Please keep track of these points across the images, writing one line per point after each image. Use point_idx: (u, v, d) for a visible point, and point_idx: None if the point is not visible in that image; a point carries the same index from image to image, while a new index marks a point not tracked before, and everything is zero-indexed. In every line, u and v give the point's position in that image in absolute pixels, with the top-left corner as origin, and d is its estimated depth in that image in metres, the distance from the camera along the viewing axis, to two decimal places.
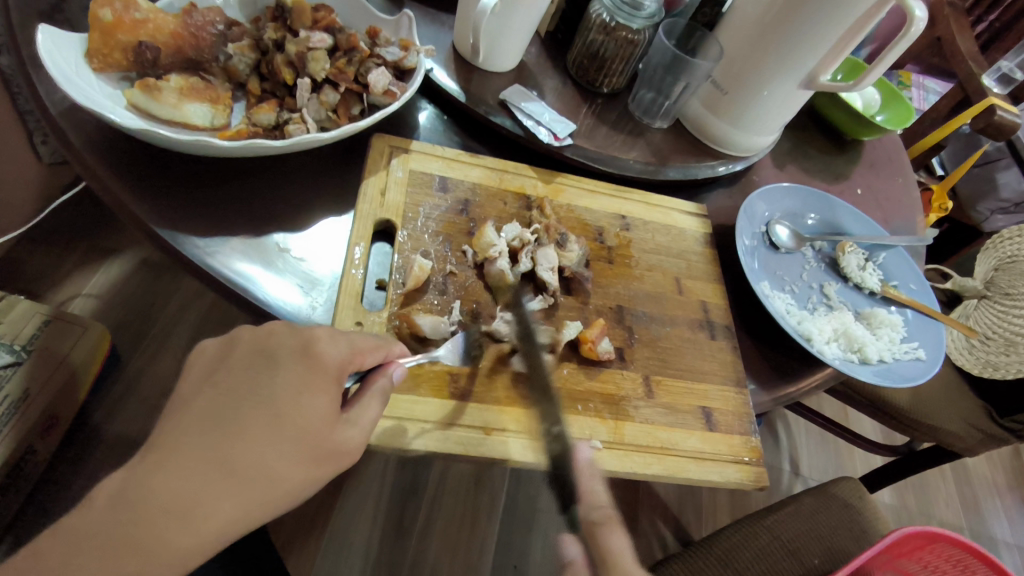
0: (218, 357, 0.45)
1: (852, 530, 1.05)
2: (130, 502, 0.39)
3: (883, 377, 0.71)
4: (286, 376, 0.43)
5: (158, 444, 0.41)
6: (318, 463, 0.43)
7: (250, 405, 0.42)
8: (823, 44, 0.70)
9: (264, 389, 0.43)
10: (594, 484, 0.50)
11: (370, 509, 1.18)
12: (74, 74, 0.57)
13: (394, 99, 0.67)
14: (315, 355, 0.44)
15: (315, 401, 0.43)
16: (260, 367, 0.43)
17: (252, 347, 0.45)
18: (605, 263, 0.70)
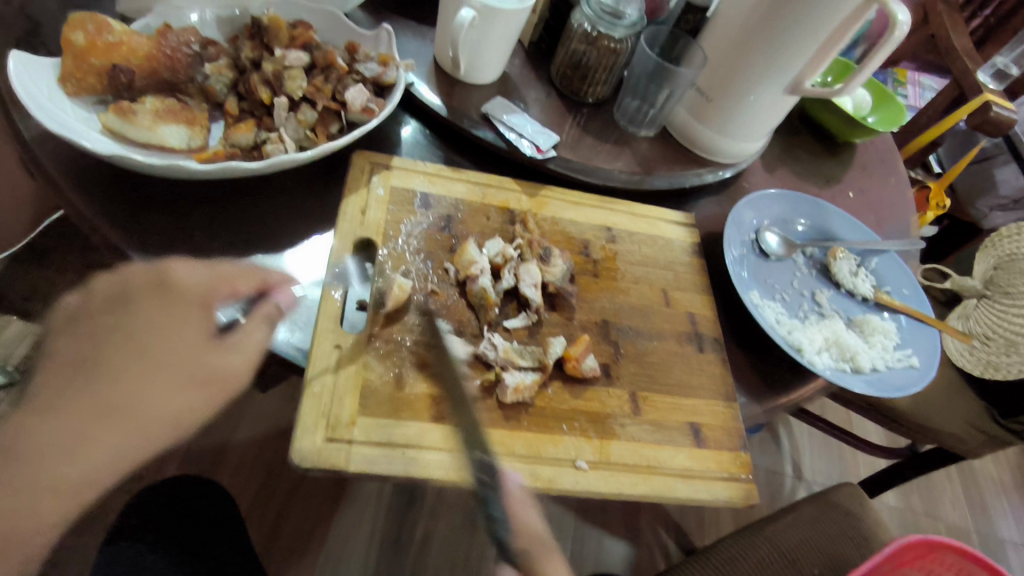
0: (72, 315, 0.48)
1: (853, 538, 1.03)
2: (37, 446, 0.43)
3: (875, 386, 0.70)
4: (146, 311, 0.47)
5: (48, 391, 0.45)
6: (201, 373, 0.47)
7: (110, 340, 0.46)
8: (806, 49, 0.69)
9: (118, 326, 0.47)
10: (525, 510, 0.49)
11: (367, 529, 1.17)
12: (47, 99, 0.56)
13: (373, 116, 0.66)
14: (174, 286, 0.48)
15: (186, 324, 0.48)
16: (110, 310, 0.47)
17: (109, 294, 0.48)
18: (590, 277, 0.69)
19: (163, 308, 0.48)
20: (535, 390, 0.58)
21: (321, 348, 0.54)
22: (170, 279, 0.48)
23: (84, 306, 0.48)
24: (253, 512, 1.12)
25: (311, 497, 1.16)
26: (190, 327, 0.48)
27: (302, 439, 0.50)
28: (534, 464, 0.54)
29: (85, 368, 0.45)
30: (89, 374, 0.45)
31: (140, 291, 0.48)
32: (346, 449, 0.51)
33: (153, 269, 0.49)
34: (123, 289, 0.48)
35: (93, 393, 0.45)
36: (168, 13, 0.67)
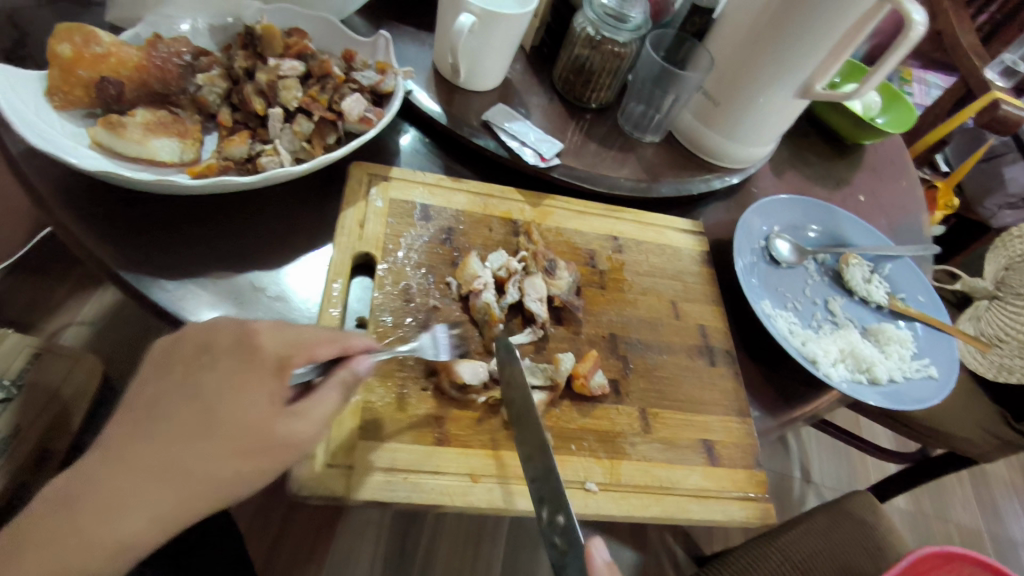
0: (164, 355, 0.44)
1: (868, 548, 1.01)
2: (81, 496, 0.40)
3: (893, 399, 0.68)
4: (222, 372, 0.42)
5: (114, 444, 0.40)
6: (263, 445, 0.41)
7: (184, 404, 0.41)
8: (817, 52, 0.67)
9: (194, 384, 0.42)
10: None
11: (371, 542, 1.15)
12: (33, 114, 0.54)
13: (371, 126, 0.64)
14: (253, 348, 0.42)
15: (256, 391, 0.41)
16: (193, 366, 0.43)
17: (196, 342, 0.44)
18: (597, 288, 0.66)
19: (239, 370, 0.42)
20: (541, 409, 0.55)
21: None
22: (253, 340, 0.43)
23: (172, 356, 0.44)
24: (253, 528, 1.10)
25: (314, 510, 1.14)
26: (261, 397, 0.41)
27: (299, 466, 0.48)
28: None
29: (155, 423, 0.41)
30: (153, 435, 0.40)
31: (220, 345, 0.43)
32: (346, 475, 0.48)
33: (239, 328, 0.44)
34: (206, 345, 0.43)
35: (156, 456, 0.40)
36: (159, 23, 0.65)
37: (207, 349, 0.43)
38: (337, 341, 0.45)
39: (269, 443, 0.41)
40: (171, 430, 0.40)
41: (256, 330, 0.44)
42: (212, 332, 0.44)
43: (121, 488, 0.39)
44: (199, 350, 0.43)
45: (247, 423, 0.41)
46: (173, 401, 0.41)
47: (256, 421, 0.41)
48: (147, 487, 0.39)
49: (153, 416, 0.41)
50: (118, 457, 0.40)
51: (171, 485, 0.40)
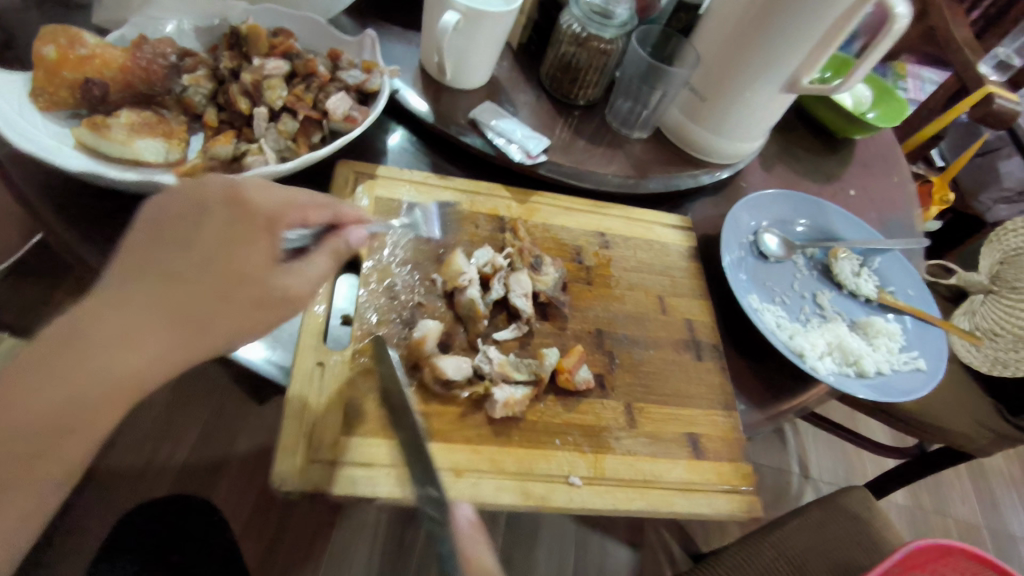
0: (157, 210, 0.44)
1: (862, 543, 1.01)
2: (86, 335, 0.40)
3: (879, 391, 0.68)
4: (217, 224, 0.44)
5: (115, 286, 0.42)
6: (262, 292, 0.44)
7: (181, 252, 0.43)
8: (803, 45, 0.67)
9: (188, 235, 0.43)
10: (475, 544, 0.44)
11: (368, 538, 1.15)
12: (17, 116, 0.55)
13: (356, 125, 0.64)
14: (245, 204, 0.45)
15: (253, 247, 0.44)
16: (185, 216, 0.44)
17: (188, 196, 0.45)
18: (583, 284, 0.67)
19: (233, 224, 0.44)
20: (527, 404, 0.55)
21: (303, 366, 0.53)
22: (244, 196, 0.45)
23: (162, 212, 0.44)
24: (249, 528, 1.10)
25: (310, 509, 1.15)
26: (257, 252, 0.44)
27: (282, 461, 0.48)
28: (526, 481, 0.53)
29: (153, 265, 0.42)
30: (155, 278, 0.42)
31: (211, 199, 0.44)
32: (330, 470, 0.49)
33: (228, 183, 0.45)
34: (196, 198, 0.44)
35: (158, 296, 0.42)
36: (145, 24, 0.66)
37: (202, 203, 0.44)
38: (327, 207, 0.49)
39: (264, 296, 0.44)
40: (170, 275, 0.42)
41: (247, 190, 0.45)
42: (201, 186, 0.45)
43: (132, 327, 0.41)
44: (192, 203, 0.44)
45: (245, 275, 0.43)
46: (168, 250, 0.43)
47: (252, 273, 0.44)
48: (158, 326, 0.41)
49: (152, 263, 0.42)
50: (122, 297, 0.41)
51: (178, 321, 0.42)
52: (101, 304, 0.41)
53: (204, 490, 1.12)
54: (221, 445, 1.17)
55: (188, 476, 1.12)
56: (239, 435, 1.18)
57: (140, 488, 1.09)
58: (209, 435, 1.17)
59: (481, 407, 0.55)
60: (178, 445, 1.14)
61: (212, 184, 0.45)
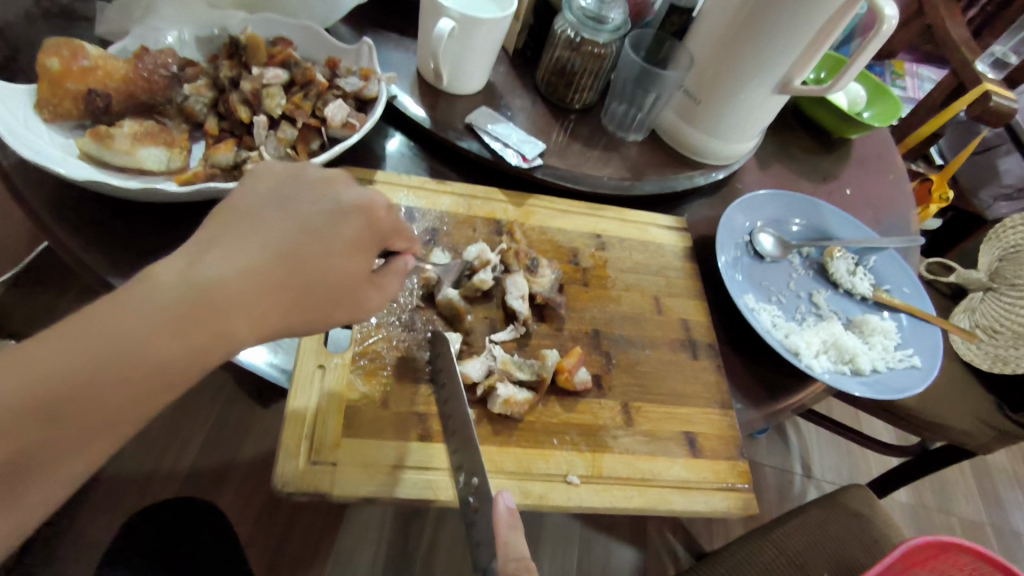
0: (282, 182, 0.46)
1: (863, 540, 1.01)
2: (199, 286, 0.39)
3: (875, 388, 0.68)
4: (345, 223, 0.45)
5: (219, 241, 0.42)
6: (357, 298, 0.47)
7: (303, 235, 0.44)
8: (793, 47, 0.68)
9: (314, 221, 0.44)
10: (516, 536, 0.43)
11: (373, 539, 1.16)
12: (22, 127, 0.56)
13: (354, 131, 0.66)
14: (375, 214, 0.47)
15: (366, 255, 0.46)
16: (313, 203, 0.45)
17: (321, 186, 0.46)
18: (579, 285, 0.68)
19: (361, 227, 0.46)
20: (527, 406, 0.56)
21: (303, 369, 0.54)
22: (374, 212, 0.47)
23: (289, 186, 0.45)
24: (255, 532, 1.12)
25: (316, 511, 1.16)
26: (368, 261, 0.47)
27: (284, 463, 0.49)
28: (525, 481, 0.53)
29: (271, 233, 0.43)
30: (277, 249, 0.42)
31: (345, 202, 0.46)
32: (330, 471, 0.50)
33: (364, 194, 0.47)
34: (330, 190, 0.46)
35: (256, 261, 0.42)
36: (146, 35, 0.66)
37: (334, 197, 0.46)
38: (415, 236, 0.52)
39: (355, 302, 0.47)
40: (274, 246, 0.43)
41: (377, 200, 0.48)
42: (335, 184, 0.47)
43: (248, 289, 0.41)
44: (322, 193, 0.46)
45: (353, 279, 0.46)
46: (290, 228, 0.43)
47: (359, 279, 0.46)
48: (268, 298, 0.42)
49: (272, 233, 0.43)
50: (238, 257, 0.41)
51: (288, 300, 0.43)
52: (215, 260, 0.41)
53: (211, 494, 1.13)
54: (226, 450, 1.18)
55: (194, 481, 1.13)
56: (245, 440, 1.20)
57: (147, 493, 1.10)
58: (215, 441, 1.18)
59: (481, 408, 0.56)
60: (184, 450, 1.16)
61: (343, 185, 0.47)
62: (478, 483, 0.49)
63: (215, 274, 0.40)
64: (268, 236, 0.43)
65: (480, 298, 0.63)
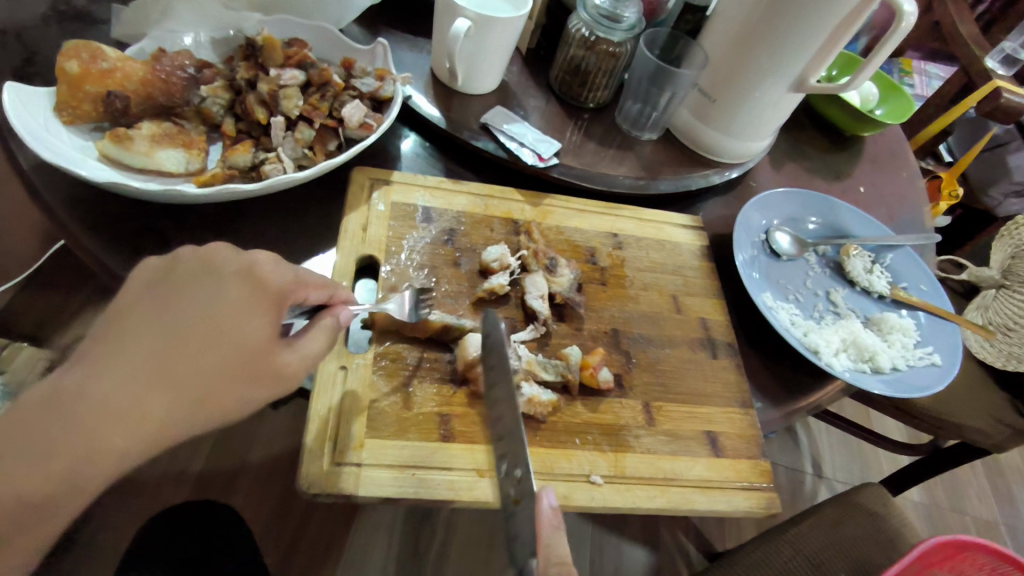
0: (158, 272, 0.43)
1: (879, 540, 1.00)
2: (71, 404, 0.37)
3: (895, 387, 0.68)
4: (227, 291, 0.42)
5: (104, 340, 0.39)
6: (264, 366, 0.43)
7: (184, 320, 0.40)
8: (810, 44, 0.67)
9: (194, 302, 0.41)
10: (558, 537, 0.43)
11: (384, 539, 1.16)
12: (43, 129, 0.56)
13: (371, 132, 0.65)
14: (260, 275, 0.44)
15: (259, 319, 0.43)
16: (193, 281, 0.42)
17: (196, 261, 0.43)
18: (598, 285, 0.67)
19: (249, 294, 0.43)
20: (551, 407, 0.56)
21: (325, 369, 0.53)
22: (257, 271, 0.44)
23: (164, 273, 0.43)
24: (267, 533, 1.12)
25: (327, 514, 1.16)
26: (265, 324, 0.43)
27: (309, 463, 0.49)
28: (548, 481, 0.53)
29: (153, 327, 0.40)
30: (164, 343, 0.39)
31: (223, 271, 0.43)
32: (354, 472, 0.49)
33: (240, 258, 0.44)
34: (207, 264, 0.43)
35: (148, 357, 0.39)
36: (163, 38, 0.67)
37: (213, 272, 0.43)
38: (326, 287, 0.50)
39: (266, 369, 0.43)
40: (161, 336, 0.39)
41: (262, 262, 0.45)
42: (214, 255, 0.44)
43: (141, 389, 0.38)
44: (202, 268, 0.43)
45: (250, 347, 0.42)
46: (169, 316, 0.40)
47: (258, 347, 0.42)
48: (156, 400, 0.38)
49: (150, 327, 0.40)
50: (113, 364, 0.38)
51: (180, 394, 0.39)
52: (87, 373, 0.38)
53: (221, 497, 1.13)
54: (238, 451, 1.18)
55: (206, 483, 1.13)
56: (256, 442, 1.19)
57: (159, 495, 1.10)
58: (225, 443, 1.18)
59: None
60: (195, 452, 1.16)
61: (224, 254, 0.44)
62: (521, 474, 0.48)
63: (89, 388, 0.37)
64: (149, 333, 0.39)
65: (496, 301, 0.63)
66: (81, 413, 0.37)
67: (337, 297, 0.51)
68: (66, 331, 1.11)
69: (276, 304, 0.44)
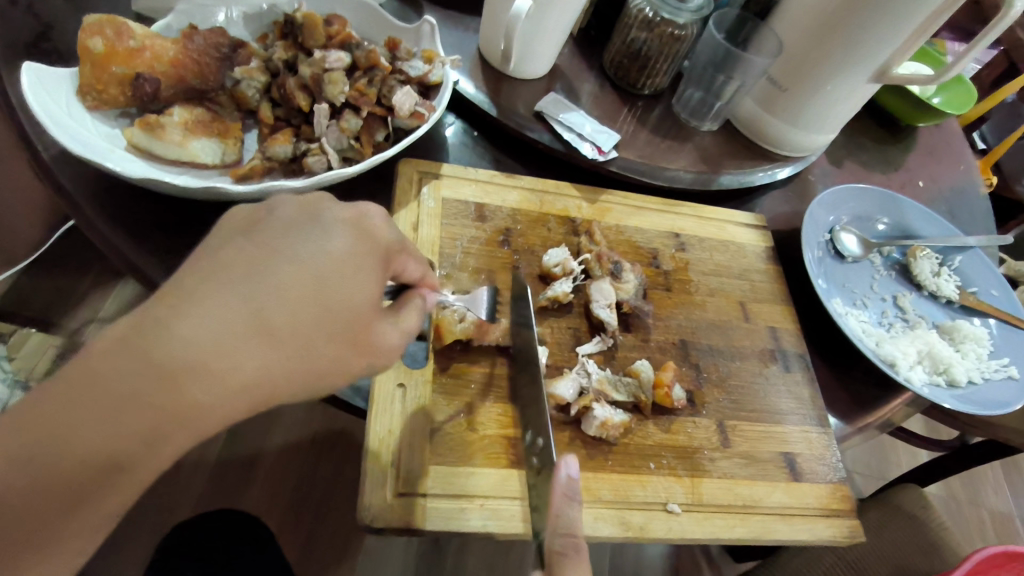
0: (249, 218, 0.38)
1: (922, 545, 0.90)
2: (153, 348, 0.31)
3: (974, 403, 0.64)
4: (340, 241, 0.38)
5: (198, 285, 0.33)
6: (345, 351, 0.38)
7: (288, 274, 0.35)
8: (898, 33, 0.61)
9: (304, 249, 0.36)
10: (570, 508, 0.41)
11: (400, 553, 1.09)
12: (66, 116, 0.51)
13: (423, 122, 0.60)
14: (370, 228, 0.39)
15: (368, 278, 0.38)
16: (295, 227, 0.37)
17: (297, 208, 0.38)
18: (663, 291, 0.63)
19: (360, 253, 0.38)
20: (623, 429, 0.52)
21: (384, 387, 0.49)
22: (367, 221, 0.40)
23: (258, 214, 0.38)
24: (283, 528, 1.06)
25: (338, 519, 1.09)
26: (373, 282, 0.38)
27: (371, 493, 0.45)
28: (624, 510, 0.49)
29: (258, 275, 0.35)
30: (266, 296, 0.34)
31: (331, 209, 0.39)
32: (419, 503, 0.45)
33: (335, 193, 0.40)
34: (315, 207, 0.39)
35: (250, 308, 0.34)
36: (192, 12, 0.61)
37: (317, 214, 0.38)
38: (423, 264, 0.45)
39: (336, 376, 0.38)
40: (267, 289, 0.35)
41: (373, 218, 0.40)
42: (322, 199, 0.40)
43: (235, 357, 0.33)
44: (306, 214, 0.38)
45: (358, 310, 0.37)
46: (272, 262, 0.35)
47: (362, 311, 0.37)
48: (252, 351, 0.33)
49: (254, 273, 0.35)
50: (212, 315, 0.33)
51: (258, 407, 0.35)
52: (176, 321, 0.32)
53: (238, 489, 1.08)
54: (254, 439, 1.13)
55: (224, 473, 1.09)
56: (273, 430, 1.14)
57: (172, 485, 1.06)
58: (241, 429, 1.13)
59: (571, 428, 0.51)
60: (211, 438, 1.11)
61: (328, 200, 0.39)
62: (542, 444, 0.47)
63: (177, 329, 0.32)
64: (252, 281, 0.34)
65: (559, 310, 0.58)
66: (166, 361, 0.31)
67: (428, 279, 0.46)
68: (77, 313, 1.06)
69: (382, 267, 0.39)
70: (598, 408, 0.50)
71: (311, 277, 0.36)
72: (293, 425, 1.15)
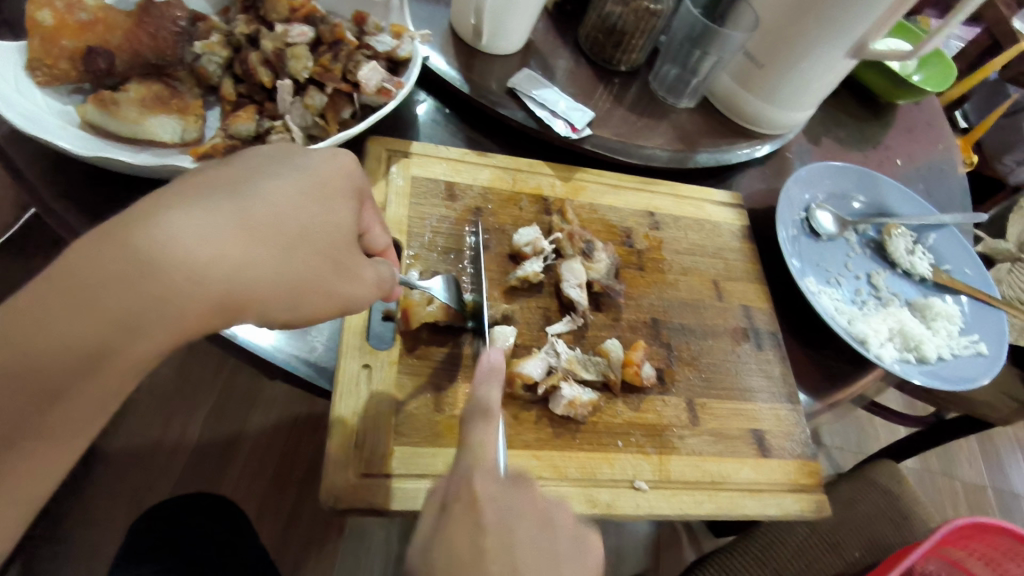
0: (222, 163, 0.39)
1: (892, 518, 0.91)
2: (141, 243, 0.32)
3: (943, 379, 0.64)
4: (314, 170, 0.40)
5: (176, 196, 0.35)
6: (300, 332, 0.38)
7: (266, 190, 0.37)
8: (874, 8, 0.60)
9: (282, 175, 0.39)
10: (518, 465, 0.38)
11: (382, 535, 1.09)
12: (13, 91, 0.49)
13: (390, 98, 0.58)
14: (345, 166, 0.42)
15: (341, 206, 0.40)
16: (272, 162, 0.39)
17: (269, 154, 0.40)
18: (635, 270, 0.62)
19: (328, 181, 0.40)
20: (592, 408, 0.52)
21: (349, 369, 0.48)
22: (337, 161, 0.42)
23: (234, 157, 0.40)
24: (263, 512, 1.06)
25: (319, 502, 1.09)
26: (346, 209, 0.40)
27: (334, 475, 0.45)
28: (590, 489, 0.49)
29: (236, 190, 0.36)
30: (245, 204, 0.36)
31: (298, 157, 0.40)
32: (384, 484, 0.45)
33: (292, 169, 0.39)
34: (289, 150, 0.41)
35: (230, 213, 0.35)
36: None
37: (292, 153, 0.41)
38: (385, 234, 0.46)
39: None
40: (246, 200, 0.36)
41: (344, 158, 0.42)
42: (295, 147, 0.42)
43: (215, 255, 0.34)
44: (281, 155, 0.41)
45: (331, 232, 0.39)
46: (251, 182, 0.37)
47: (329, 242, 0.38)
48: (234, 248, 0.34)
49: (232, 188, 0.36)
50: (191, 216, 0.34)
51: None
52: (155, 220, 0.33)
53: (216, 472, 1.08)
54: (234, 421, 1.12)
55: (203, 455, 1.08)
56: (253, 412, 1.14)
57: (150, 467, 1.05)
58: (221, 410, 1.12)
59: (540, 407, 0.51)
60: (190, 420, 1.10)
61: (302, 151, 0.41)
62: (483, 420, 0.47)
63: (151, 222, 0.33)
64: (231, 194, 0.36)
65: (529, 290, 0.57)
66: (147, 246, 0.32)
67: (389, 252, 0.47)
68: None
69: (353, 204, 0.41)
70: (567, 388, 0.50)
71: (285, 196, 0.38)
72: (273, 406, 1.15)
